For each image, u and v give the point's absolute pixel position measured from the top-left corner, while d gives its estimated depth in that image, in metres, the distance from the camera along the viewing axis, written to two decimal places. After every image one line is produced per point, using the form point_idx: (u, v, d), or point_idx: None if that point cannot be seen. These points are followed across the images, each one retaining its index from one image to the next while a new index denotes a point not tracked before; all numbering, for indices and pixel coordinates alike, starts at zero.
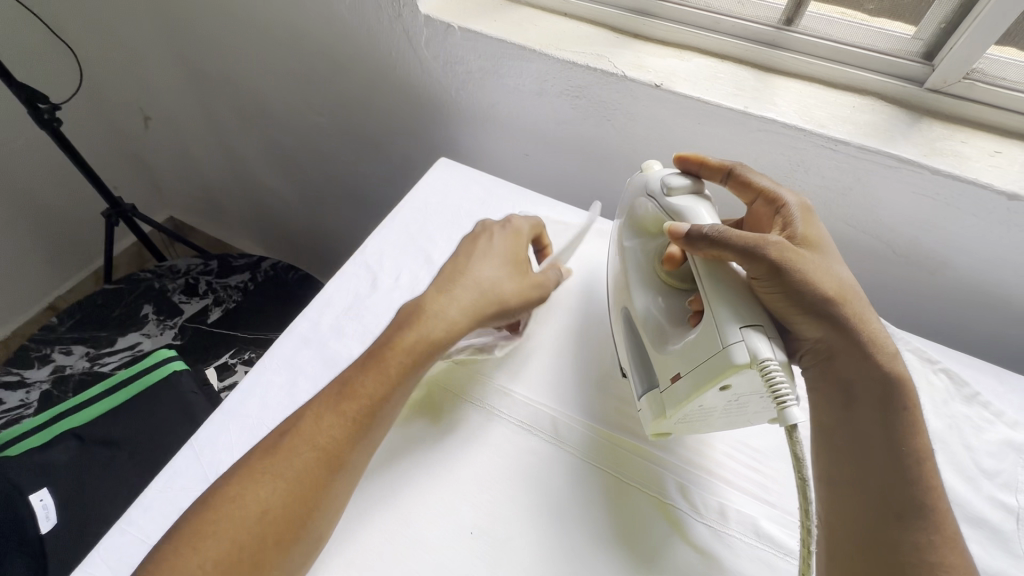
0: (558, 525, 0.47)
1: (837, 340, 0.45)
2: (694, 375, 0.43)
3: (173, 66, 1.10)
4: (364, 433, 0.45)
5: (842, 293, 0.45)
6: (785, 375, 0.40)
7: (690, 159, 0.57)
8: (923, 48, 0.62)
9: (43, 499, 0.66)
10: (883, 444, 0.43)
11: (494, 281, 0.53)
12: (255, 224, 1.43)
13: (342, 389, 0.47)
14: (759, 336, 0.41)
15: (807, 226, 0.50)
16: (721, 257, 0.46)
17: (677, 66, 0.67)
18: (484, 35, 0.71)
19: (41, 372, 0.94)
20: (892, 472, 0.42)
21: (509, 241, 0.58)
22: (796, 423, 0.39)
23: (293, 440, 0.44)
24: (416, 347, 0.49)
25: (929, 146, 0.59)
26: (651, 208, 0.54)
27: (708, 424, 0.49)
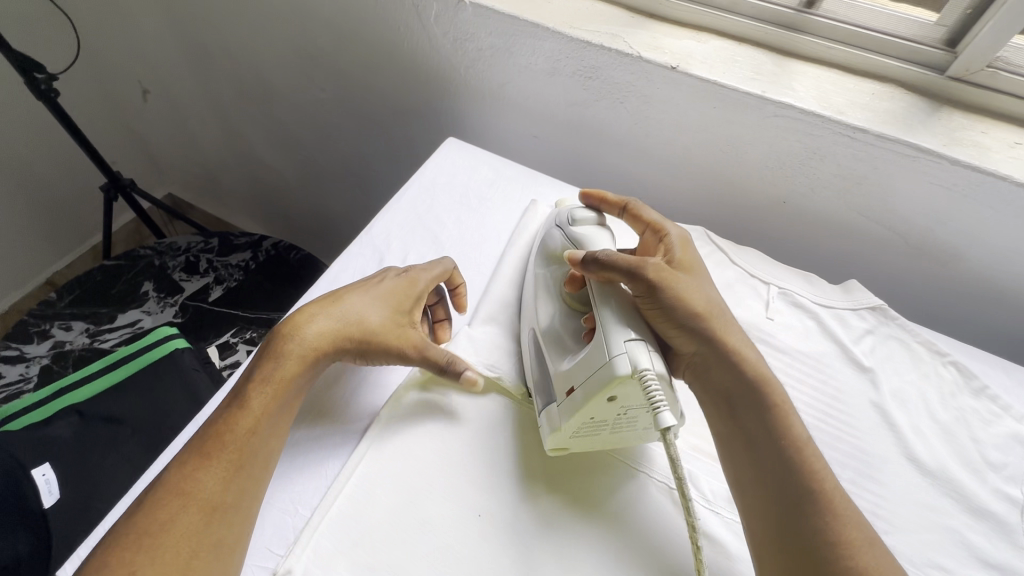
0: (571, 507, 0.47)
1: (707, 351, 0.50)
2: (586, 386, 0.45)
3: (172, 37, 1.07)
4: (240, 471, 0.42)
5: (709, 311, 0.50)
6: (660, 385, 0.43)
7: (593, 195, 0.61)
8: (945, 35, 0.60)
9: (46, 474, 0.65)
10: (765, 441, 0.46)
11: (362, 315, 0.51)
12: (255, 203, 1.41)
13: (204, 435, 0.43)
14: (640, 349, 0.45)
15: (684, 252, 0.54)
16: (611, 279, 0.50)
17: (694, 48, 0.66)
18: (496, 11, 0.69)
19: (41, 348, 0.93)
20: (784, 465, 0.45)
21: (397, 289, 0.54)
22: (670, 427, 0.42)
23: (156, 498, 0.39)
24: (277, 376, 0.46)
25: (949, 136, 0.58)
26: (558, 236, 0.58)
27: (599, 442, 0.49)
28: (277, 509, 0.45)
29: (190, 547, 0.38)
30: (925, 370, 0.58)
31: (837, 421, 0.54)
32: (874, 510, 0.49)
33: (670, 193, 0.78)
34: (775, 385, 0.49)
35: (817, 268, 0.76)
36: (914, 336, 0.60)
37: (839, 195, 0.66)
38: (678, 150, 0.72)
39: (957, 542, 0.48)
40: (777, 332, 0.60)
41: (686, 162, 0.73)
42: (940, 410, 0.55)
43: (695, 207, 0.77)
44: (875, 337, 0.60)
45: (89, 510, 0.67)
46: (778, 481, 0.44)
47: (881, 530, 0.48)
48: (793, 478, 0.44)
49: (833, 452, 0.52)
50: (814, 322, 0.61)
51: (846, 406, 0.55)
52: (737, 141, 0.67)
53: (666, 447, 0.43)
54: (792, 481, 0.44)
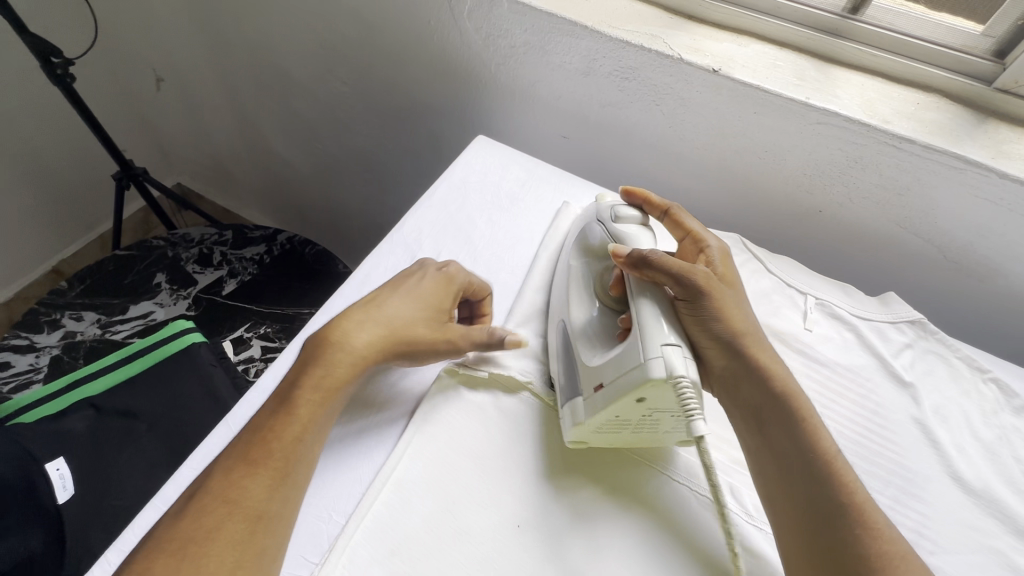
0: (617, 518, 0.46)
1: (739, 364, 0.48)
2: (616, 385, 0.44)
3: (192, 24, 1.05)
4: (284, 479, 0.41)
5: (745, 328, 0.49)
6: (695, 394, 0.42)
7: (636, 194, 0.59)
8: (994, 46, 0.59)
9: (60, 469, 0.64)
10: (794, 455, 0.44)
11: (404, 319, 0.51)
12: (268, 196, 1.39)
13: (248, 441, 0.42)
14: (676, 353, 0.43)
15: (727, 266, 0.53)
16: (655, 280, 0.48)
17: (735, 51, 0.64)
18: (533, 7, 0.68)
19: (51, 338, 0.91)
20: (814, 483, 0.43)
21: (435, 291, 0.54)
22: (702, 436, 0.43)
23: (201, 505, 0.39)
24: (323, 383, 0.46)
25: (996, 149, 0.57)
26: (600, 232, 0.56)
27: (621, 440, 0.48)
28: (312, 516, 0.44)
29: (234, 557, 0.37)
30: (965, 385, 0.57)
31: (878, 436, 0.53)
32: (918, 528, 0.48)
33: (701, 199, 0.77)
34: (805, 400, 0.47)
35: (850, 278, 0.75)
36: (954, 351, 0.59)
37: (878, 205, 0.65)
38: (714, 155, 0.70)
39: (1003, 564, 0.46)
40: (815, 342, 0.59)
41: (720, 167, 0.71)
42: (982, 428, 0.54)
43: (727, 213, 0.76)
44: (914, 351, 0.59)
45: (104, 509, 0.64)
46: (807, 498, 0.42)
47: (926, 549, 0.47)
48: (821, 493, 0.42)
49: (875, 467, 0.51)
50: (852, 334, 0.60)
51: (887, 420, 0.54)
52: (776, 149, 0.66)
53: (702, 454, 0.44)
54: (825, 497, 0.42)
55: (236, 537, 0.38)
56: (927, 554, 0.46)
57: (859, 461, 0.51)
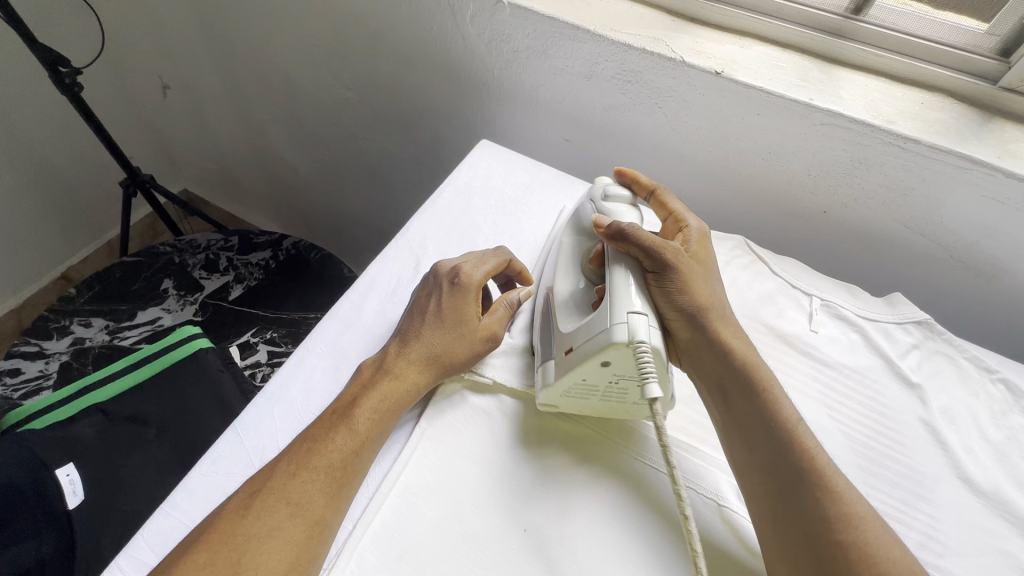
0: (620, 520, 0.46)
1: (700, 337, 0.49)
2: (582, 348, 0.45)
3: (198, 32, 1.06)
4: (342, 487, 0.42)
5: (710, 303, 0.50)
6: (653, 358, 0.43)
7: (627, 174, 0.61)
8: (998, 44, 0.58)
9: (70, 475, 0.63)
10: (759, 423, 0.45)
11: (449, 339, 0.50)
12: (272, 201, 1.40)
13: (309, 444, 0.43)
14: (641, 321, 0.44)
15: (702, 247, 0.54)
16: (628, 251, 0.50)
17: (737, 54, 0.64)
18: (536, 12, 0.68)
19: (60, 345, 0.92)
20: (778, 450, 0.43)
21: (460, 300, 0.52)
22: (655, 399, 0.42)
23: (264, 502, 0.40)
24: (383, 400, 0.47)
25: (1002, 147, 0.57)
26: (590, 210, 0.57)
27: (591, 407, 0.49)
28: None
29: (292, 559, 0.38)
30: (973, 386, 0.56)
31: (885, 438, 0.53)
32: (927, 531, 0.47)
33: (705, 201, 0.77)
34: (775, 382, 0.48)
35: (855, 280, 0.74)
36: (961, 351, 0.58)
37: (883, 206, 0.65)
38: (717, 157, 0.70)
39: (1013, 566, 0.46)
40: (820, 343, 0.59)
41: (725, 169, 0.71)
42: (991, 428, 0.54)
43: (730, 214, 0.76)
44: (921, 352, 0.59)
45: (114, 513, 0.64)
46: (773, 464, 0.43)
47: (936, 552, 0.46)
48: (795, 478, 0.42)
49: (882, 469, 0.51)
50: (858, 335, 0.60)
51: (894, 422, 0.54)
52: (779, 150, 0.66)
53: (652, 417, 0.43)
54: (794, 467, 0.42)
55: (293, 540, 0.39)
56: (935, 557, 0.46)
57: (866, 464, 0.51)
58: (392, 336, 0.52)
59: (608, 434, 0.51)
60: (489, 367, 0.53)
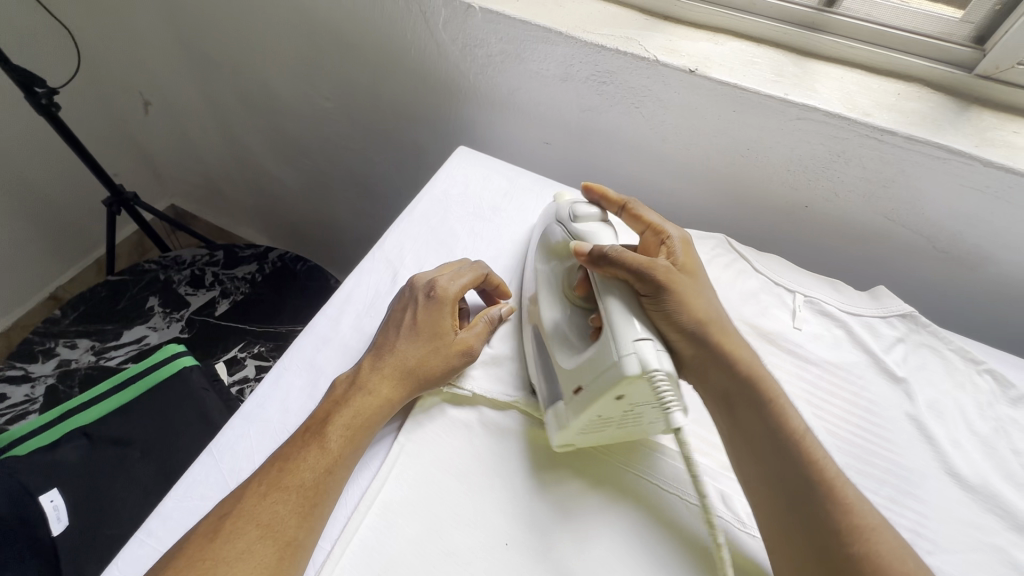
0: (602, 529, 0.45)
1: (704, 352, 0.48)
2: (594, 385, 0.43)
3: (174, 47, 1.05)
4: (314, 506, 0.42)
5: (711, 317, 0.49)
6: (671, 385, 0.42)
7: (595, 189, 0.60)
8: (973, 32, 0.58)
9: (54, 501, 0.64)
10: (767, 437, 0.45)
11: (419, 355, 0.50)
12: (259, 213, 1.39)
13: (279, 464, 0.43)
14: (649, 348, 0.42)
15: (687, 257, 0.53)
16: (616, 275, 0.48)
17: (711, 51, 0.64)
18: (507, 15, 0.67)
19: (46, 367, 0.92)
20: (788, 463, 0.43)
21: (435, 313, 0.52)
22: (680, 427, 0.43)
23: (234, 524, 0.39)
24: (355, 419, 0.46)
25: (980, 136, 0.56)
26: (560, 232, 0.56)
27: (606, 438, 0.48)
28: None
29: None
30: (959, 378, 0.56)
31: (872, 435, 0.52)
32: (916, 528, 0.47)
33: (687, 200, 0.76)
34: (781, 392, 0.47)
35: (840, 274, 0.74)
36: (946, 343, 0.58)
37: (864, 198, 0.64)
38: (696, 155, 0.70)
39: (1004, 561, 0.45)
40: (804, 341, 0.58)
41: (704, 167, 0.71)
42: (978, 421, 0.53)
43: (712, 212, 0.76)
44: (907, 345, 0.58)
45: (99, 538, 0.64)
46: (780, 474, 0.43)
47: (924, 549, 0.46)
48: (797, 482, 0.42)
49: (870, 466, 0.50)
50: (842, 330, 0.59)
51: (880, 418, 0.53)
52: (758, 146, 0.65)
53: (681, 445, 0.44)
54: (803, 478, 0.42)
55: (264, 562, 0.38)
56: (924, 555, 0.45)
57: (853, 463, 0.50)
58: (364, 354, 0.51)
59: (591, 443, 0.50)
60: (471, 379, 0.53)
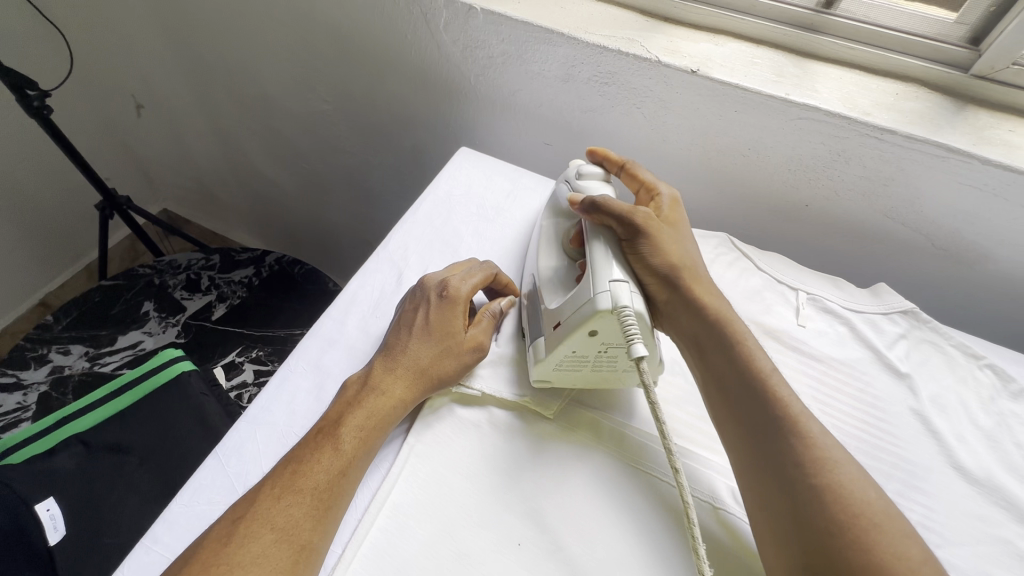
0: (615, 530, 0.45)
1: (676, 299, 0.50)
2: (570, 320, 0.46)
3: (168, 50, 1.04)
4: (328, 509, 0.41)
5: (685, 264, 0.51)
6: (638, 323, 0.44)
7: (598, 153, 0.61)
8: (968, 33, 0.59)
9: (50, 509, 0.62)
10: (742, 389, 0.45)
11: (431, 354, 0.50)
12: (254, 217, 1.38)
13: (292, 467, 0.42)
14: (623, 288, 0.45)
15: (672, 210, 0.55)
16: (602, 223, 0.51)
17: (712, 52, 0.64)
18: (509, 16, 0.67)
19: (38, 374, 0.90)
20: (765, 430, 0.42)
21: (447, 312, 0.52)
22: (642, 359, 0.42)
23: (248, 528, 0.39)
24: (368, 419, 0.46)
25: (977, 135, 0.57)
26: (566, 191, 0.58)
27: (582, 380, 0.50)
28: None
29: None
30: (961, 373, 0.56)
31: (878, 430, 0.52)
32: (924, 521, 0.47)
33: (688, 200, 0.76)
34: (750, 335, 0.49)
35: (840, 272, 0.75)
36: (947, 338, 0.58)
37: (864, 197, 0.65)
38: (697, 155, 0.70)
39: (1012, 554, 0.46)
40: (809, 338, 0.59)
41: (705, 167, 0.71)
42: (981, 416, 0.54)
43: (714, 211, 0.76)
44: (909, 341, 0.59)
45: (97, 547, 0.63)
46: (758, 438, 0.42)
47: (933, 542, 0.46)
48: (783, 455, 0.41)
49: (876, 461, 0.50)
50: (845, 327, 0.60)
51: (885, 413, 0.54)
52: (759, 147, 0.66)
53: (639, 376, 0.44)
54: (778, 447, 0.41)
55: (280, 566, 0.38)
56: (934, 548, 0.46)
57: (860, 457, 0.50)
58: (375, 355, 0.51)
59: (601, 442, 0.50)
60: (480, 378, 0.53)
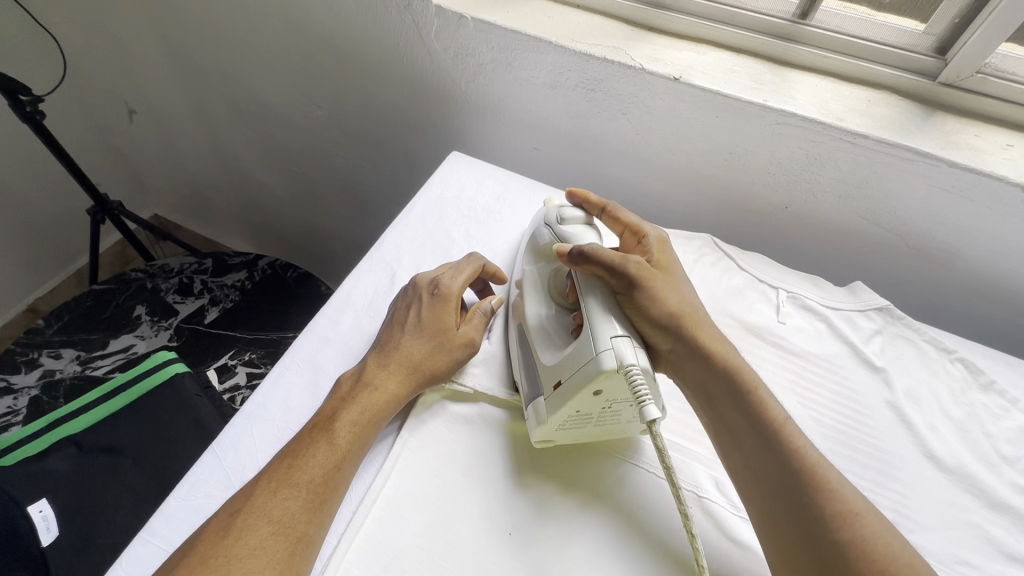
0: (601, 518, 0.46)
1: (680, 347, 0.51)
2: (573, 379, 0.45)
3: (162, 56, 1.06)
4: (323, 501, 0.42)
5: (685, 311, 0.52)
6: (645, 380, 0.43)
7: (577, 193, 0.62)
8: (934, 43, 0.62)
9: (43, 511, 0.62)
10: (747, 427, 0.47)
11: (424, 351, 0.51)
12: (246, 222, 1.39)
13: (289, 461, 0.43)
14: (626, 344, 0.44)
15: (663, 254, 0.57)
16: (595, 274, 0.51)
17: (694, 60, 0.67)
18: (498, 25, 0.69)
19: (29, 378, 0.90)
20: (773, 456, 0.44)
21: (439, 310, 0.53)
22: (654, 421, 0.42)
23: (245, 520, 0.40)
24: (362, 415, 0.47)
25: (945, 139, 0.60)
26: (547, 234, 0.57)
27: (584, 436, 0.49)
28: None
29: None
30: (934, 367, 0.59)
31: (854, 421, 0.55)
32: (897, 508, 0.49)
33: (673, 202, 0.79)
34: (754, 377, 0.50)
35: (819, 271, 0.77)
36: (920, 333, 0.61)
37: (840, 199, 0.68)
38: (681, 159, 0.73)
39: (980, 537, 0.48)
40: (789, 334, 0.61)
41: (689, 171, 0.74)
42: (952, 407, 0.56)
43: (698, 213, 0.78)
44: (884, 337, 0.61)
45: (91, 547, 0.63)
46: (762, 463, 0.44)
47: (906, 528, 0.48)
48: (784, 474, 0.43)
49: (853, 451, 0.52)
50: (823, 324, 0.62)
51: (861, 405, 0.56)
52: (739, 151, 0.68)
53: (652, 438, 0.43)
54: (786, 470, 0.43)
55: (278, 556, 0.39)
56: (907, 533, 0.48)
57: (837, 447, 0.52)
58: (368, 353, 0.52)
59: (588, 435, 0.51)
60: (471, 375, 0.54)
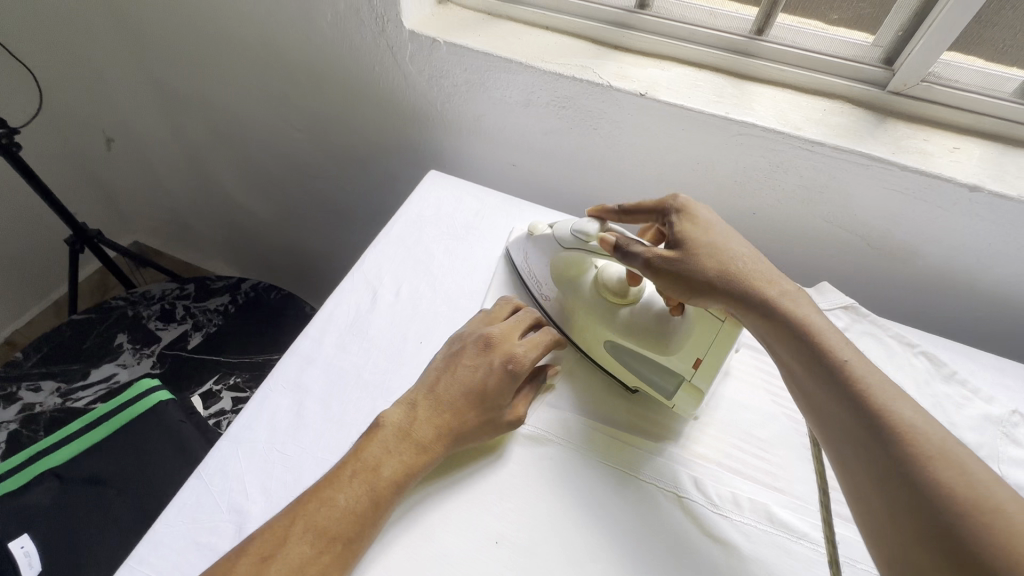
0: (590, 524, 0.47)
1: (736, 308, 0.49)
2: (715, 347, 0.50)
3: (140, 86, 1.07)
4: (352, 555, 0.42)
5: (727, 268, 0.50)
6: None
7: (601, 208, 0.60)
8: (882, 55, 0.66)
9: (24, 547, 0.62)
10: (819, 386, 0.43)
11: (477, 424, 0.49)
12: (229, 245, 1.39)
13: (322, 508, 0.43)
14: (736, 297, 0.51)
15: (694, 218, 0.54)
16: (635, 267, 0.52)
17: (658, 76, 0.70)
18: (471, 48, 0.72)
19: (8, 412, 0.88)
20: (855, 423, 0.40)
21: (503, 384, 0.51)
22: None
23: (278, 570, 0.40)
24: (404, 470, 0.46)
25: (896, 145, 0.63)
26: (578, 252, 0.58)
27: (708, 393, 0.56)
28: None
29: None
30: (899, 361, 0.61)
31: None
32: None
33: None
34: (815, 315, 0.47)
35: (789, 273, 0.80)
36: (884, 329, 0.64)
37: (803, 203, 0.71)
38: (651, 170, 0.75)
39: None
40: None
41: (659, 181, 0.76)
42: (917, 397, 0.58)
43: None
44: (850, 334, 0.64)
45: None
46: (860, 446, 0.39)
47: None
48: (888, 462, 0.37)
49: None
50: None
51: None
52: (705, 161, 0.71)
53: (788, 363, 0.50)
54: (882, 451, 0.38)
55: None
56: None
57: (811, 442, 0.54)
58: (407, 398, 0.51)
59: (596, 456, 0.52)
60: None
